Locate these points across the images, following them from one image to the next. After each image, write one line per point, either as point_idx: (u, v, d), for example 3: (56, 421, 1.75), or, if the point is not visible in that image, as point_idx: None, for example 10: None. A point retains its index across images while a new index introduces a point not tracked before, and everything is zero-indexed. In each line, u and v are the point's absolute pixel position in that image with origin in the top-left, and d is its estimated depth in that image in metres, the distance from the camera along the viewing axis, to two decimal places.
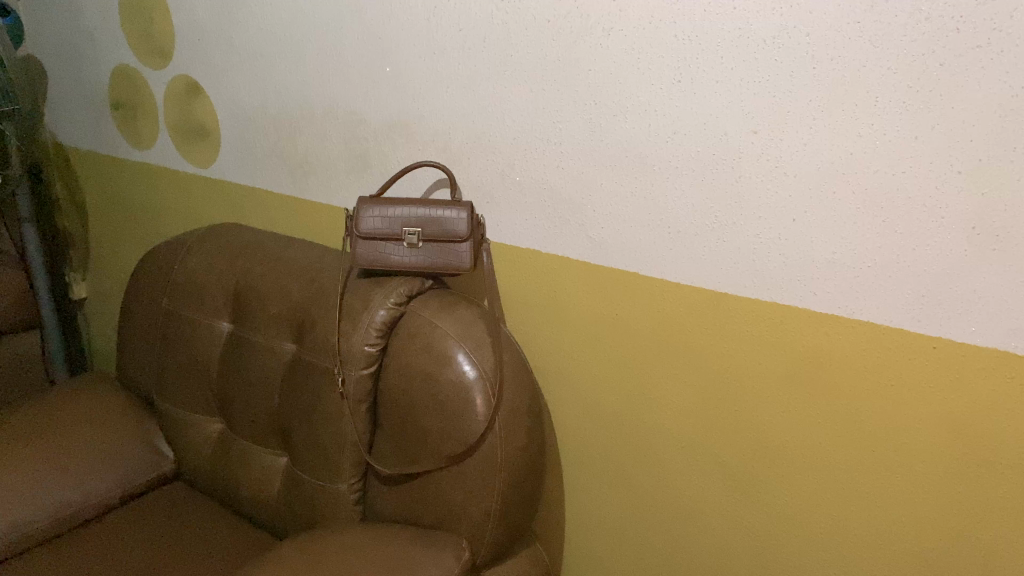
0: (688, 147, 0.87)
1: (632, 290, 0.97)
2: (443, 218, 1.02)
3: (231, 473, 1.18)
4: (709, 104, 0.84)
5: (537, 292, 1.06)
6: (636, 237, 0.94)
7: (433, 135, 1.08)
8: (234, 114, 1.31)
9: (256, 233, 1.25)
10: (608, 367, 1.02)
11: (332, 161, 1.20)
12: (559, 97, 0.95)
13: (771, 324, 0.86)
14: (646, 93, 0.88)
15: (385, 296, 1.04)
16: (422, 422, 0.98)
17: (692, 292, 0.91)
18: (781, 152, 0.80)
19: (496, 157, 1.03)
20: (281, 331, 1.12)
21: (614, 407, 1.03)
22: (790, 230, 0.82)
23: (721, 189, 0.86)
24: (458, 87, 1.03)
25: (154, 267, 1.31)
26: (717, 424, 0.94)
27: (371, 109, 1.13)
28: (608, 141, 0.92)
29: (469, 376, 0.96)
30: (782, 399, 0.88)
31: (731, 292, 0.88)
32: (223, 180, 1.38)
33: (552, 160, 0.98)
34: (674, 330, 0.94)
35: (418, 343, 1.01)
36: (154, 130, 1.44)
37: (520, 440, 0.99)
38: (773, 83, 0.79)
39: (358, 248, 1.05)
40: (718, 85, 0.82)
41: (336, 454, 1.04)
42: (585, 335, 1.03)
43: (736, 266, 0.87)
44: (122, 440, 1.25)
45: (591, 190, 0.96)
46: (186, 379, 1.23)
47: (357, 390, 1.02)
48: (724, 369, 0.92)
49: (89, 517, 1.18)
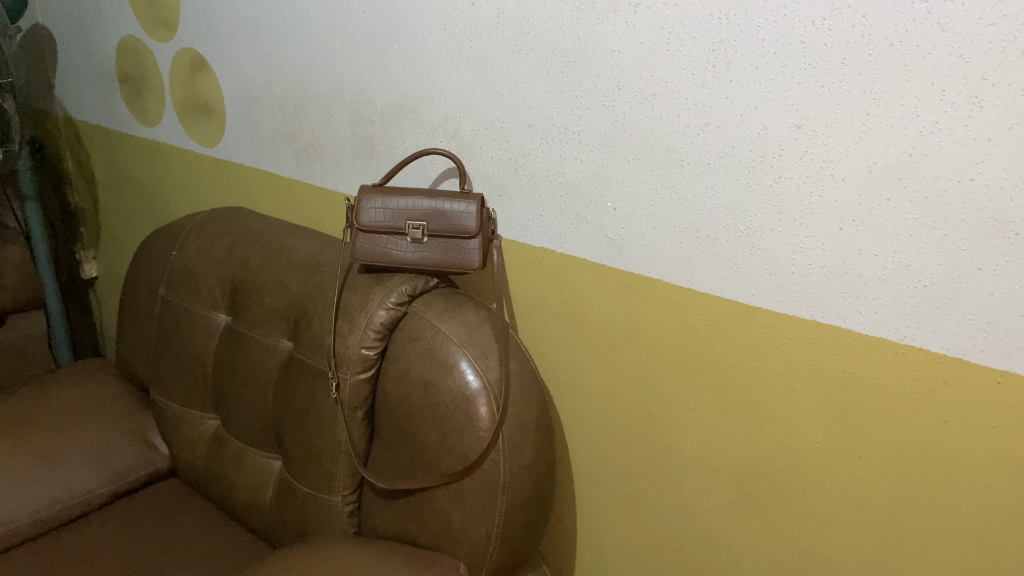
0: (721, 141, 0.77)
1: (654, 300, 0.87)
2: (451, 211, 0.94)
3: (224, 474, 1.12)
4: (746, 92, 0.73)
5: (550, 296, 0.97)
6: (659, 241, 0.84)
7: (443, 120, 0.99)
8: (238, 92, 1.23)
9: (258, 219, 1.18)
10: (625, 381, 0.93)
11: (338, 145, 1.12)
12: (579, 83, 0.85)
13: (809, 345, 0.76)
14: (676, 81, 0.78)
15: (385, 294, 0.96)
16: (422, 434, 0.90)
17: (722, 305, 0.82)
18: (827, 151, 0.70)
19: (509, 147, 0.94)
20: (277, 327, 1.05)
21: (630, 424, 0.94)
22: (835, 240, 0.72)
23: (757, 191, 0.76)
24: (469, 68, 0.94)
25: (153, 252, 1.24)
26: (743, 450, 0.85)
27: (377, 91, 1.04)
28: (631, 132, 0.83)
29: (473, 386, 0.88)
30: (818, 429, 0.78)
31: (766, 306, 0.78)
32: (228, 162, 1.30)
33: (569, 152, 0.88)
34: (699, 345, 0.85)
35: (419, 347, 0.92)
36: (160, 105, 1.37)
37: (527, 458, 0.91)
38: (821, 71, 0.68)
39: (358, 243, 0.97)
40: (757, 71, 0.72)
41: (330, 463, 0.97)
42: (601, 346, 0.94)
43: (772, 278, 0.77)
44: (116, 435, 1.19)
45: (610, 186, 0.86)
46: (180, 373, 1.16)
47: (353, 396, 0.94)
48: (754, 392, 0.82)
49: (78, 513, 1.13)
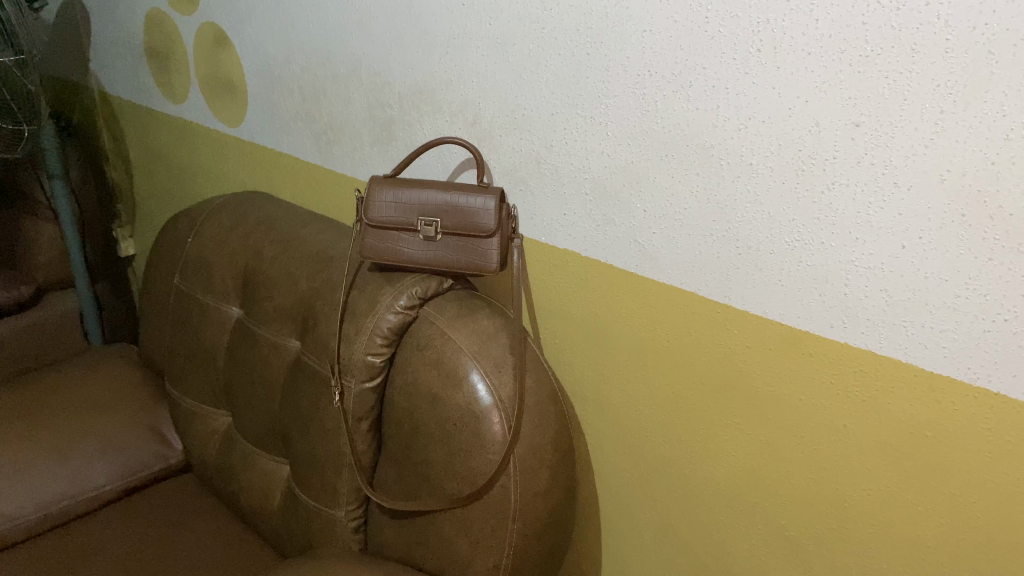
0: (767, 138, 0.65)
1: (688, 317, 0.76)
2: (467, 207, 0.85)
3: (234, 476, 1.06)
4: (797, 81, 0.62)
5: (573, 303, 0.87)
6: (694, 249, 0.74)
7: (462, 105, 0.90)
8: (259, 70, 1.16)
9: (276, 206, 1.11)
10: (654, 404, 0.83)
11: (356, 129, 1.04)
12: (605, 66, 0.74)
13: (862, 379, 0.66)
14: (715, 66, 0.67)
15: (394, 297, 0.87)
16: (428, 454, 0.83)
17: (764, 327, 0.71)
18: (891, 153, 0.59)
19: (532, 137, 0.84)
20: (286, 325, 0.98)
21: (658, 449, 0.84)
22: (898, 260, 0.61)
23: (806, 198, 0.64)
24: (489, 48, 0.84)
25: (170, 238, 1.19)
26: (784, 488, 0.74)
27: (395, 71, 0.96)
28: (663, 124, 0.72)
29: (484, 402, 0.80)
30: (871, 475, 0.68)
31: (814, 330, 0.67)
32: (251, 143, 1.24)
33: (595, 144, 0.78)
34: (740, 370, 0.74)
35: (428, 357, 0.84)
36: (185, 82, 1.31)
37: (542, 484, 0.82)
38: (888, 59, 0.57)
39: (367, 239, 0.89)
40: (809, 58, 0.61)
41: (333, 476, 0.90)
42: (626, 362, 0.84)
43: (822, 299, 0.66)
44: (128, 428, 1.15)
45: (640, 184, 0.76)
46: (192, 367, 1.11)
47: (357, 406, 0.87)
48: (798, 428, 0.72)
49: (86, 510, 1.09)
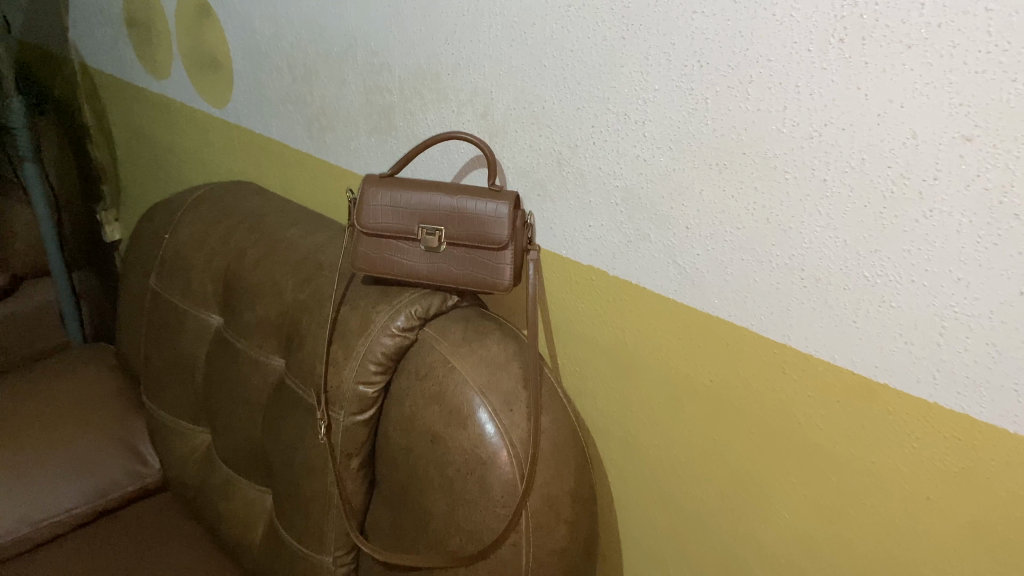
0: (847, 150, 0.53)
1: (736, 354, 0.64)
2: (475, 215, 0.72)
3: (213, 503, 0.96)
4: (892, 82, 0.49)
5: (597, 327, 0.75)
6: (748, 277, 0.61)
7: (471, 94, 0.77)
8: (246, 46, 1.04)
9: (263, 200, 0.99)
10: (689, 450, 0.71)
11: (351, 117, 0.92)
12: (643, 54, 0.61)
13: (955, 447, 0.53)
14: (783, 59, 0.54)
15: (390, 317, 0.76)
16: (425, 502, 0.71)
17: (831, 374, 0.59)
18: (1015, 177, 0.46)
19: (553, 134, 0.71)
20: (269, 341, 0.86)
21: (693, 500, 0.72)
22: (1012, 309, 0.48)
23: (895, 227, 0.52)
24: (503, 29, 0.71)
25: (147, 233, 1.07)
26: (845, 561, 0.63)
27: (395, 51, 0.83)
28: (715, 127, 0.59)
29: (492, 447, 0.68)
30: (958, 560, 0.56)
31: (896, 383, 0.55)
32: (238, 126, 1.12)
33: (628, 146, 0.65)
34: (798, 422, 0.62)
35: (428, 388, 0.73)
36: (167, 56, 1.18)
37: (559, 541, 0.70)
38: (1019, 57, 0.44)
39: (360, 249, 0.77)
40: (908, 52, 0.48)
41: (319, 517, 0.79)
42: (657, 399, 0.72)
43: (908, 347, 0.54)
44: (100, 445, 1.04)
45: (683, 198, 0.63)
46: (168, 379, 1.00)
47: (346, 441, 0.75)
48: (867, 494, 0.60)
49: (51, 536, 0.97)
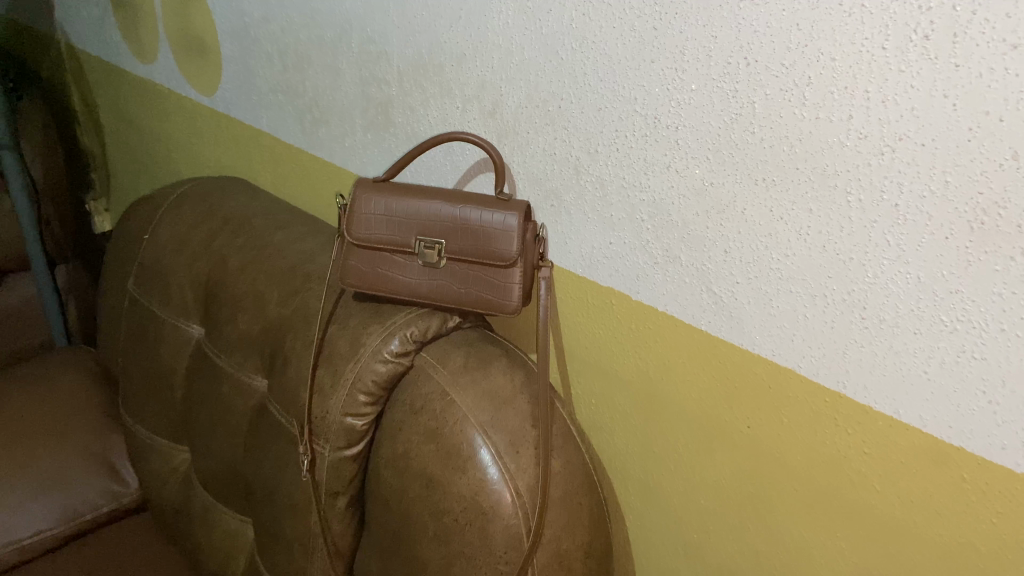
0: (926, 169, 0.43)
1: (778, 397, 0.55)
2: (480, 227, 0.63)
3: (191, 531, 0.88)
4: (989, 89, 0.40)
5: (617, 356, 0.66)
6: (798, 313, 0.52)
7: (478, 89, 0.68)
8: (234, 29, 0.95)
9: (251, 199, 0.91)
10: (719, 500, 0.62)
11: (346, 110, 0.83)
12: (678, 48, 0.52)
13: None
14: (850, 58, 0.44)
15: (383, 340, 0.67)
16: (416, 553, 0.63)
17: (895, 432, 0.49)
18: None
19: (570, 137, 0.62)
20: (252, 358, 0.78)
21: (723, 556, 0.64)
22: None
23: (983, 265, 0.42)
24: (514, 15, 0.62)
25: (127, 232, 0.99)
26: None
27: (394, 39, 0.74)
28: (764, 136, 0.50)
29: (493, 495, 0.60)
30: None
31: (975, 450, 0.46)
32: (228, 117, 1.03)
33: (659, 155, 0.56)
34: (850, 481, 0.53)
35: (422, 424, 0.64)
36: (153, 40, 1.10)
37: None
38: None
39: (351, 262, 0.69)
40: (1010, 53, 0.39)
41: (302, 560, 0.71)
42: (685, 440, 0.63)
43: (992, 409, 0.44)
44: (74, 462, 0.96)
45: (722, 217, 0.54)
46: (147, 393, 0.92)
47: (332, 478, 0.67)
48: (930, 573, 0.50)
49: (17, 562, 0.90)
